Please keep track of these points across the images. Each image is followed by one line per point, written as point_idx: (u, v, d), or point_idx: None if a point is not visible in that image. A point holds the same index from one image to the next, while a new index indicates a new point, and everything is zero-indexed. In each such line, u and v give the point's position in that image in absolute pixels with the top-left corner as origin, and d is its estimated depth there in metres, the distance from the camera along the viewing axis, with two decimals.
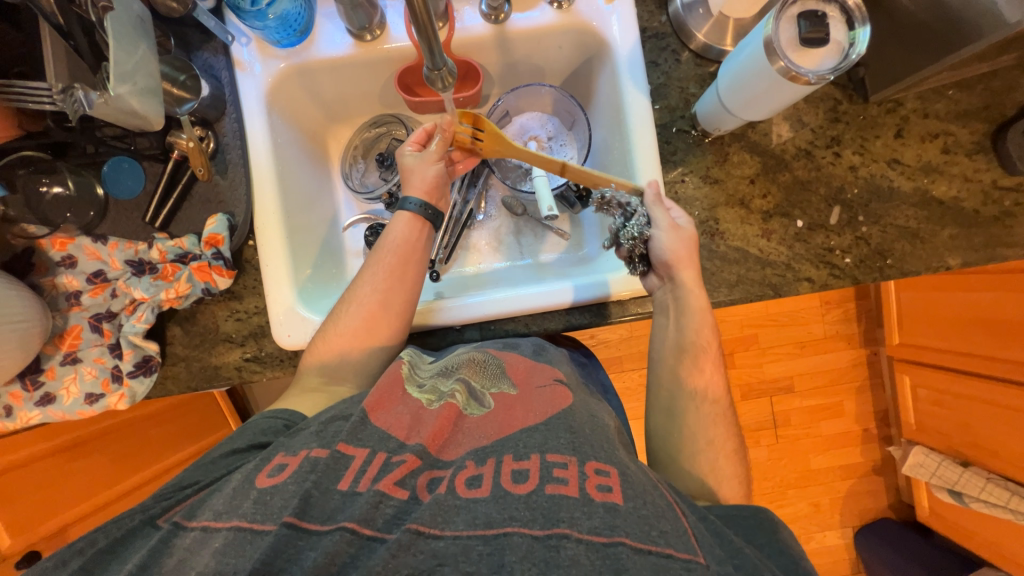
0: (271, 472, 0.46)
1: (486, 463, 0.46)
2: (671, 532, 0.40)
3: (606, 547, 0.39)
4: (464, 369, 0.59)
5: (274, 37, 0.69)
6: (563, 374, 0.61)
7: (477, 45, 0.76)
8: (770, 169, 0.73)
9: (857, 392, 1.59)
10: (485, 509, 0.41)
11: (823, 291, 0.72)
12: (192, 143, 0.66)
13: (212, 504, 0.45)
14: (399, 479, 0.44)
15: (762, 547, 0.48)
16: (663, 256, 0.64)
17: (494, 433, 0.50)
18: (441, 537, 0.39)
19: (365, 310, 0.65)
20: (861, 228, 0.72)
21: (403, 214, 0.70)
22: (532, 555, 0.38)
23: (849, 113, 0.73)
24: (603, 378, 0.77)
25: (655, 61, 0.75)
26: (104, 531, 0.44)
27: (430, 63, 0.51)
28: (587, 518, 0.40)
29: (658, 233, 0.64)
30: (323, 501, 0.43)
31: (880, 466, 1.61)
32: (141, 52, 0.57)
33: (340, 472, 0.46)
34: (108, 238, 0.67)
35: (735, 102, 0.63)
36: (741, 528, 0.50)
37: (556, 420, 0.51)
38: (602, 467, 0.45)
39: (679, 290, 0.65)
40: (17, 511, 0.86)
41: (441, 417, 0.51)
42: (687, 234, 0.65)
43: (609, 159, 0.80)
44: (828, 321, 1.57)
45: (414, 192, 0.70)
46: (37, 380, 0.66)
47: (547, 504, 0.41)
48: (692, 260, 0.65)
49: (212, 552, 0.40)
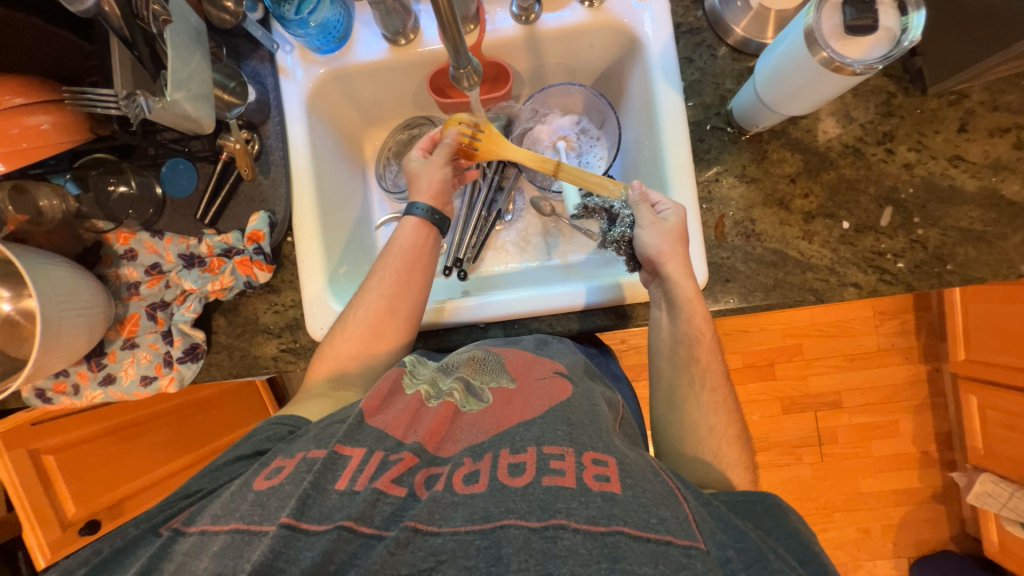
0: (268, 474, 0.46)
1: (483, 459, 0.45)
2: (671, 518, 0.39)
3: (605, 536, 0.37)
4: (463, 368, 0.59)
5: (314, 44, 0.73)
6: (564, 366, 0.59)
7: (507, 46, 0.77)
8: (814, 167, 0.69)
9: (915, 411, 1.47)
10: (482, 504, 0.41)
11: (872, 298, 0.67)
12: (239, 145, 0.71)
13: (210, 509, 0.45)
14: (396, 477, 0.44)
15: (772, 534, 0.46)
16: (645, 254, 0.63)
17: (492, 427, 0.49)
18: (439, 534, 0.39)
19: (376, 313, 0.66)
20: (917, 231, 0.67)
21: (410, 220, 0.71)
22: (529, 547, 0.37)
23: (904, 107, 0.68)
24: (615, 368, 0.77)
25: (690, 56, 0.73)
26: (106, 542, 0.46)
27: (455, 63, 0.54)
28: (584, 508, 0.39)
29: (639, 232, 0.64)
30: (321, 500, 0.42)
31: (941, 494, 1.47)
32: (196, 61, 0.62)
33: (337, 471, 0.44)
34: (165, 233, 0.73)
35: (772, 96, 0.61)
36: (749, 514, 0.48)
37: (555, 412, 0.50)
38: (600, 457, 0.44)
39: (667, 286, 0.63)
40: (80, 483, 0.95)
41: (439, 415, 0.51)
42: (670, 228, 0.63)
43: (639, 158, 0.78)
44: (882, 334, 1.46)
45: (422, 198, 0.72)
46: (101, 361, 0.72)
47: (544, 496, 0.40)
48: (679, 253, 0.63)
49: (210, 556, 0.40)
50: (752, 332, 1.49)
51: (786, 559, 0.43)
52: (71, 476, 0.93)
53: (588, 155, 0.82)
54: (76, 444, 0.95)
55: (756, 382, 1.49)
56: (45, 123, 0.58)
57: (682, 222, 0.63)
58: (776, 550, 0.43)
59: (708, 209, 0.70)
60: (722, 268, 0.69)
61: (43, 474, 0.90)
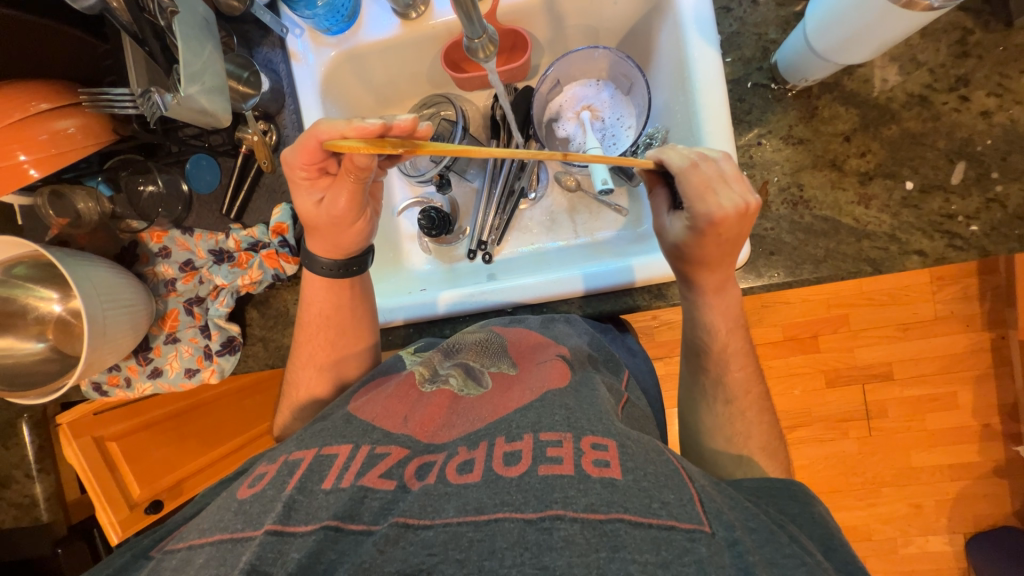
0: (252, 482, 0.44)
1: (478, 447, 0.42)
2: (673, 502, 0.36)
3: (604, 524, 0.34)
4: (466, 351, 0.56)
5: (324, 25, 0.71)
6: (567, 348, 0.56)
7: (525, 10, 0.71)
8: (872, 122, 0.62)
9: (975, 382, 1.37)
10: (476, 495, 0.37)
11: (939, 266, 0.60)
12: (257, 136, 0.70)
13: (200, 522, 0.42)
14: (385, 471, 0.42)
15: (795, 521, 0.42)
16: (681, 253, 0.57)
17: (488, 415, 0.46)
18: (431, 526, 0.36)
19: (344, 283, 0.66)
20: (995, 188, 0.59)
21: (315, 277, 0.65)
22: (524, 540, 0.34)
23: (983, 45, 0.59)
24: (632, 345, 0.72)
25: (728, 5, 0.66)
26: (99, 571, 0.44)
27: (470, 32, 0.50)
28: (582, 496, 0.36)
29: (693, 229, 0.55)
30: (308, 502, 0.39)
31: (1003, 468, 1.38)
32: (208, 52, 0.61)
33: (323, 472, 0.42)
34: (194, 230, 0.74)
35: (829, 45, 0.53)
36: (778, 500, 0.44)
37: (552, 395, 0.47)
38: (599, 441, 0.41)
39: (691, 280, 0.59)
40: (141, 467, 1.02)
41: (432, 405, 0.49)
42: (727, 240, 0.55)
43: (671, 124, 0.73)
44: (940, 301, 1.35)
45: (324, 253, 0.63)
46: (148, 356, 0.75)
47: (540, 486, 0.37)
48: (719, 262, 0.57)
49: (195, 568, 0.37)
50: (793, 302, 1.40)
51: (806, 544, 0.38)
52: (133, 460, 1.00)
53: (615, 127, 0.77)
54: (132, 432, 1.01)
55: (795, 355, 1.42)
56: (72, 126, 0.59)
57: (742, 233, 0.55)
58: (792, 533, 0.38)
59: (750, 176, 0.65)
60: (765, 240, 0.64)
61: (110, 459, 0.96)
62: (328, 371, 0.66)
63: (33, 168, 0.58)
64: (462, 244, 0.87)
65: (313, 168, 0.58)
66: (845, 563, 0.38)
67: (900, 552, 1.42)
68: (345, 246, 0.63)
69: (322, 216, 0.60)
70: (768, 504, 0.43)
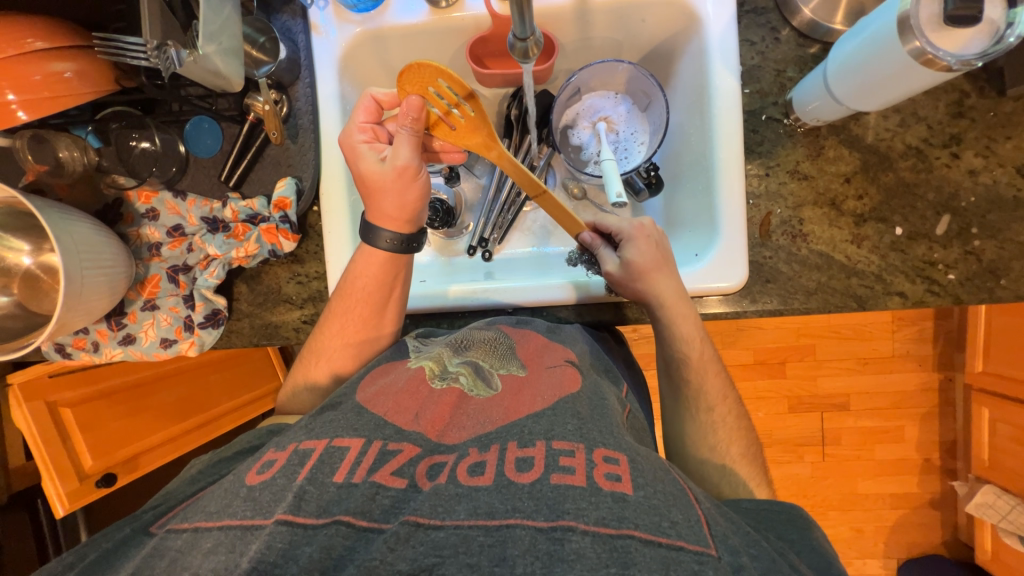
0: (261, 468, 0.42)
1: (490, 450, 0.42)
2: (682, 522, 0.37)
3: (615, 539, 0.35)
4: (475, 349, 0.56)
5: (350, 1, 0.69)
6: (575, 356, 0.57)
7: (556, 16, 0.71)
8: (871, 167, 0.65)
9: (922, 419, 1.47)
10: (487, 499, 0.38)
11: (917, 309, 0.65)
12: (268, 106, 0.67)
13: (205, 505, 0.41)
14: (396, 469, 0.41)
15: (796, 547, 0.44)
16: (635, 262, 0.61)
17: (499, 419, 0.46)
18: (442, 527, 0.36)
19: (371, 272, 0.64)
20: (973, 242, 0.64)
21: (366, 249, 0.64)
22: (535, 549, 0.34)
23: (977, 108, 0.64)
24: (628, 355, 0.74)
25: (750, 39, 0.68)
26: (93, 546, 0.42)
27: (518, 31, 0.48)
28: (593, 509, 0.36)
29: (626, 242, 0.63)
30: (319, 494, 0.39)
31: (938, 500, 1.48)
32: (227, 13, 0.58)
33: (334, 464, 0.41)
34: (187, 194, 0.71)
35: (847, 90, 0.56)
36: (773, 526, 0.46)
37: (564, 404, 0.47)
38: (610, 454, 0.41)
39: (648, 295, 0.61)
40: (94, 437, 0.95)
41: (442, 404, 0.48)
42: (654, 244, 0.63)
43: (683, 146, 0.74)
44: (900, 340, 1.44)
45: (385, 225, 0.63)
46: (121, 321, 0.71)
47: (551, 495, 0.37)
48: (663, 266, 0.62)
49: (203, 553, 0.36)
50: (767, 328, 1.46)
51: (801, 570, 0.40)
52: (87, 428, 0.94)
53: (628, 141, 0.78)
54: (88, 400, 0.95)
55: (764, 379, 1.48)
56: (69, 71, 0.55)
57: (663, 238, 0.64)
58: (792, 561, 0.40)
59: (755, 205, 0.67)
60: (763, 268, 0.67)
61: (61, 426, 0.90)
62: (325, 354, 0.64)
63: (21, 110, 0.54)
64: (462, 240, 0.86)
65: (370, 131, 0.63)
66: None
67: None
68: (411, 207, 0.63)
69: (389, 169, 0.61)
70: (767, 529, 0.45)
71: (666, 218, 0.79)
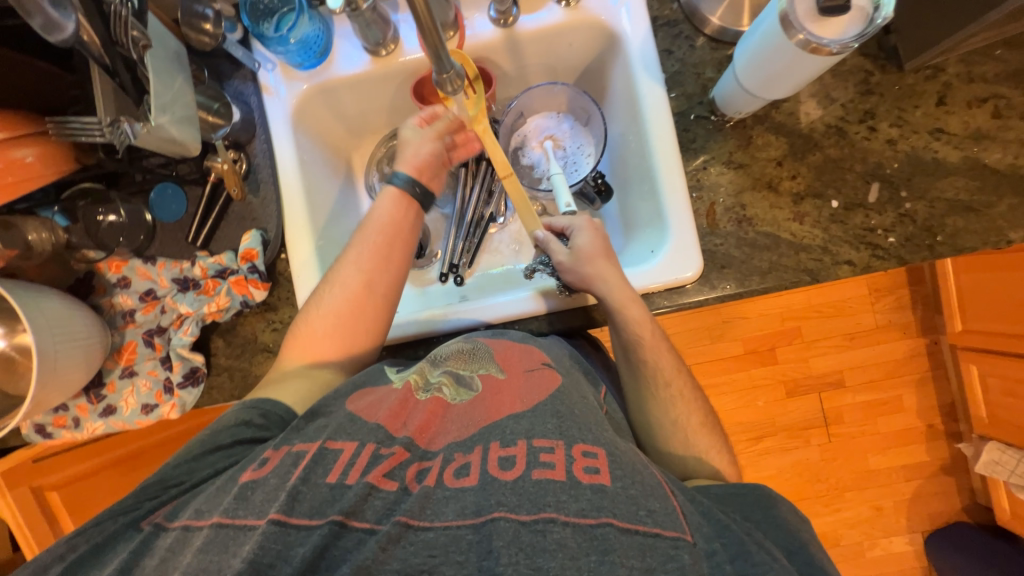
0: (256, 467, 0.46)
1: (473, 452, 0.44)
2: (659, 510, 0.39)
3: (594, 529, 0.37)
4: (450, 360, 0.56)
5: (296, 60, 0.73)
6: (551, 358, 0.57)
7: (489, 49, 0.76)
8: (799, 149, 0.70)
9: (917, 385, 1.48)
10: (474, 499, 0.40)
11: (867, 274, 0.68)
12: (227, 165, 0.71)
13: (195, 505, 0.46)
14: (388, 471, 0.43)
15: (759, 526, 0.45)
16: (582, 249, 0.65)
17: (481, 420, 0.48)
18: (431, 528, 0.38)
19: (393, 214, 0.68)
20: (905, 205, 0.68)
21: (391, 190, 0.69)
22: (519, 541, 0.36)
23: (883, 84, 0.69)
24: (606, 358, 0.75)
25: (669, 48, 0.74)
26: (85, 537, 0.45)
27: (438, 68, 0.52)
28: (574, 501, 0.38)
29: (575, 233, 0.67)
30: (311, 495, 0.41)
31: (950, 466, 1.48)
32: (179, 83, 0.62)
33: (326, 466, 0.44)
34: (157, 259, 0.73)
35: (755, 82, 0.61)
36: (742, 506, 0.47)
37: (542, 406, 0.48)
38: (590, 449, 0.43)
39: (595, 281, 0.64)
40: (84, 515, 0.96)
41: (427, 410, 0.50)
42: (602, 235, 0.67)
43: (627, 152, 0.79)
44: (880, 311, 1.47)
45: (403, 167, 0.69)
46: (101, 393, 0.71)
47: (533, 490, 0.39)
48: (609, 255, 0.65)
49: (194, 551, 0.40)
50: (749, 316, 1.49)
51: (770, 550, 0.41)
52: (74, 510, 0.94)
53: (576, 154, 0.82)
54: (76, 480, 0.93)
55: (758, 367, 1.49)
56: None
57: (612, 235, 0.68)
58: (759, 541, 0.41)
59: (699, 198, 0.71)
60: (716, 255, 0.70)
61: (48, 509, 0.90)
62: None
63: None
64: (433, 268, 0.89)
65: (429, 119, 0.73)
66: (807, 565, 0.43)
67: (867, 556, 1.47)
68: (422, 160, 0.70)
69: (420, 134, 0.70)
70: (735, 511, 0.46)
71: (624, 222, 0.82)
